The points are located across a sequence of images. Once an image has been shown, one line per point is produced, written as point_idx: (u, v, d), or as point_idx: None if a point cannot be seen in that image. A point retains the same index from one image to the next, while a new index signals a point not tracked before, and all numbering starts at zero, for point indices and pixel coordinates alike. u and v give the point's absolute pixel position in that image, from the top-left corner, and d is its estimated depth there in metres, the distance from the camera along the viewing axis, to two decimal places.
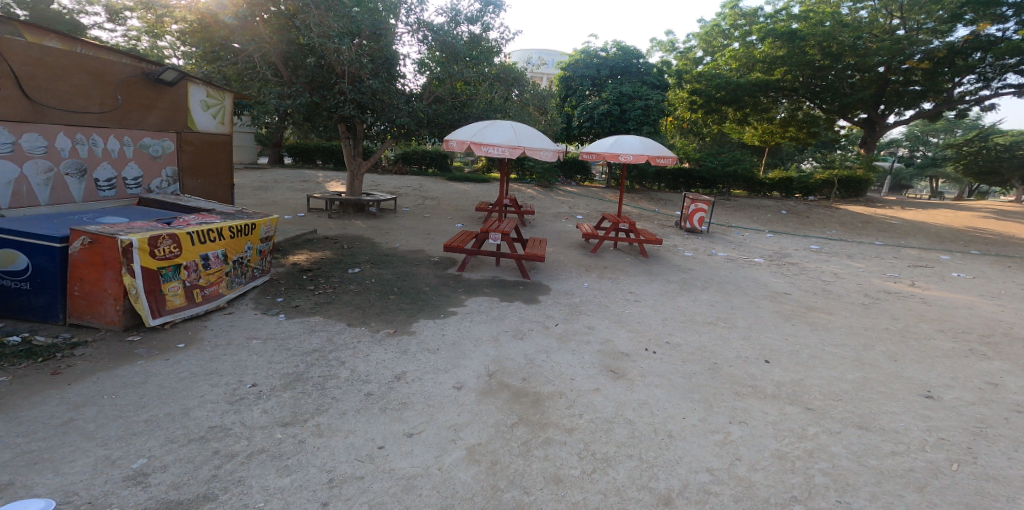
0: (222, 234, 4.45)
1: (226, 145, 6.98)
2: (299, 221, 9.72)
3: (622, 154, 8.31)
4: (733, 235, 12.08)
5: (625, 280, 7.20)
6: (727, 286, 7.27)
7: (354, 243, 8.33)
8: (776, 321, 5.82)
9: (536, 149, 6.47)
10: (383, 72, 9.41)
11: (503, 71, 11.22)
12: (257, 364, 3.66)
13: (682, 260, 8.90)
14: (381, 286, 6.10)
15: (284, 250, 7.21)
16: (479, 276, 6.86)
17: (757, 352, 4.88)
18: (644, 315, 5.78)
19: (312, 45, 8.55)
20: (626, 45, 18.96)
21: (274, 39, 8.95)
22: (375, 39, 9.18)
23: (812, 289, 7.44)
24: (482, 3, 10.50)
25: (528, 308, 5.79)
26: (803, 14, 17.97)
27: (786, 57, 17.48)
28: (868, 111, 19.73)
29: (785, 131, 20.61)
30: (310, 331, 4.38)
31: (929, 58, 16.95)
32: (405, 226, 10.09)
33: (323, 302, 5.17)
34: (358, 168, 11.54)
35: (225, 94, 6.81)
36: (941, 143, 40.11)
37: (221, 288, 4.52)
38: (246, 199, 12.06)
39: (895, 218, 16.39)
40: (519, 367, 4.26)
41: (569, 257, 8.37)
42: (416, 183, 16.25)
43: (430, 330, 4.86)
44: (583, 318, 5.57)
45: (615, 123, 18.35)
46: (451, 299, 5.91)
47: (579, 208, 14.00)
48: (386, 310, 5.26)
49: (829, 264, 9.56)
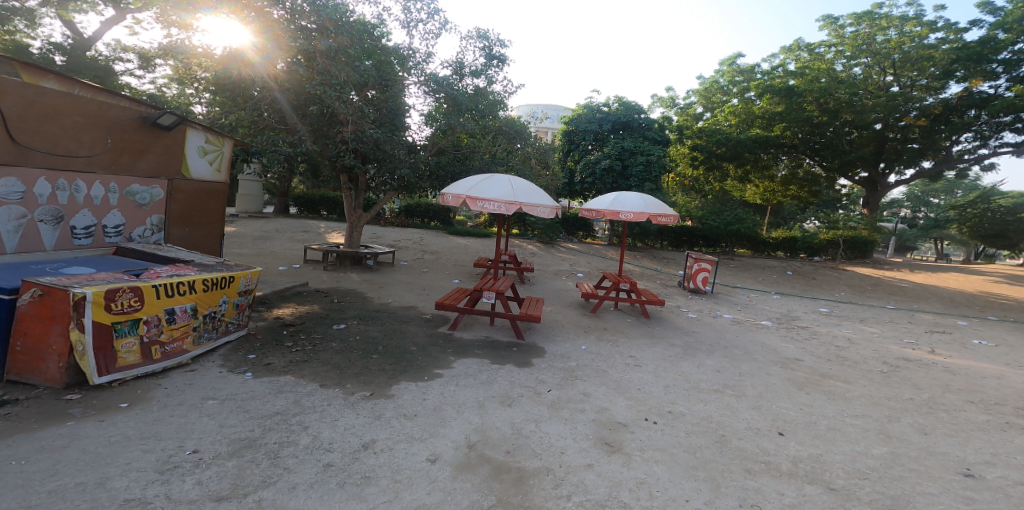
0: (193, 287, 4.26)
1: (219, 193, 7.00)
2: (293, 273, 9.59)
3: (622, 211, 8.21)
4: (738, 296, 11.76)
5: (625, 343, 6.83)
6: (734, 350, 6.87)
7: (346, 297, 8.11)
8: (789, 389, 5.37)
9: (533, 205, 6.37)
10: (388, 122, 10.05)
11: (507, 125, 11.72)
12: (206, 427, 3.38)
13: (686, 322, 8.54)
14: (365, 344, 5.78)
15: (270, 303, 7.01)
16: (471, 335, 6.55)
17: (770, 424, 4.43)
18: (645, 382, 5.36)
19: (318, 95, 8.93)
20: (627, 101, 19.60)
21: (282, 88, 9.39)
22: (383, 89, 9.91)
23: (826, 355, 7.01)
24: (487, 56, 10.96)
25: (518, 371, 5.43)
26: (800, 70, 18.73)
27: (785, 113, 18.02)
28: (868, 168, 20.00)
29: (787, 190, 20.95)
30: (276, 392, 4.07)
31: (925, 115, 17.50)
32: (401, 281, 9.94)
33: (299, 360, 4.88)
34: (358, 220, 11.58)
35: (224, 142, 6.92)
36: (943, 204, 40.43)
37: (185, 345, 4.27)
38: (244, 249, 12.03)
39: (904, 281, 16.05)
40: (502, 437, 3.87)
41: (567, 317, 8.07)
42: (417, 236, 16.31)
43: (409, 394, 4.51)
44: (577, 383, 5.20)
45: (616, 179, 18.65)
46: (437, 359, 5.58)
47: (580, 266, 13.88)
48: (366, 371, 4.94)
49: (841, 328, 9.15)
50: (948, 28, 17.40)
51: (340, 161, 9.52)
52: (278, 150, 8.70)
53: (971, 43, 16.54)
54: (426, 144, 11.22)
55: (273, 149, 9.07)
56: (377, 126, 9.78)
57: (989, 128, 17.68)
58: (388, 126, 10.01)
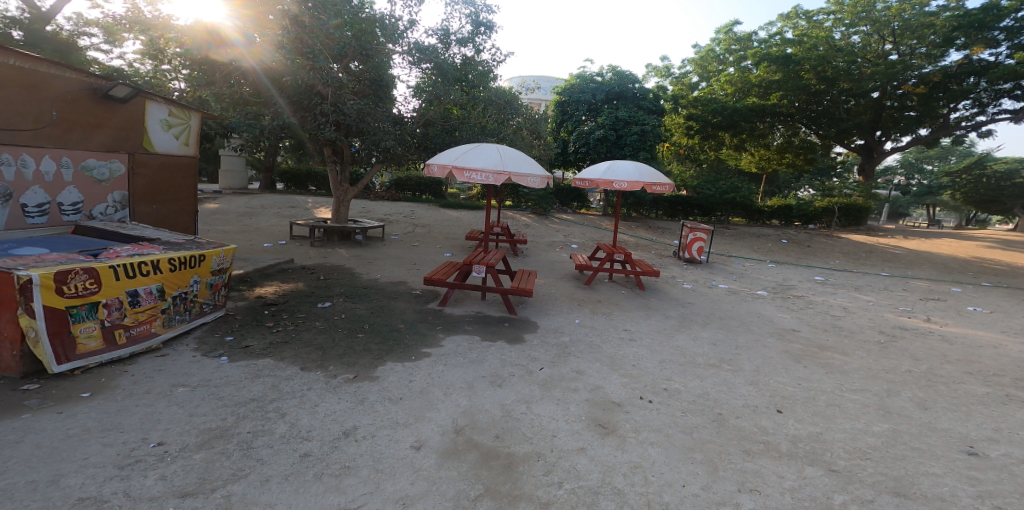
0: (158, 267, 4.00)
1: (189, 168, 6.57)
2: (278, 249, 9.28)
3: (616, 181, 7.92)
4: (733, 265, 11.61)
5: (620, 317, 6.67)
6: (730, 322, 6.73)
7: (332, 273, 7.85)
8: (786, 363, 5.25)
9: (522, 175, 6.06)
10: (371, 93, 9.58)
11: (496, 95, 11.29)
12: (174, 417, 3.19)
13: (681, 293, 8.38)
14: (350, 322, 5.56)
15: (252, 281, 6.74)
16: (462, 311, 6.33)
17: (768, 401, 4.30)
18: (640, 358, 5.21)
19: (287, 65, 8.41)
20: (621, 70, 18.97)
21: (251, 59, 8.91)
22: (364, 59, 9.34)
23: (822, 325, 6.89)
24: (473, 24, 10.36)
25: (510, 348, 5.25)
26: (798, 37, 18.03)
27: (783, 81, 17.42)
28: (865, 136, 19.63)
29: (782, 158, 20.61)
30: (252, 377, 3.86)
31: (924, 83, 16.99)
32: (391, 255, 9.67)
33: (279, 342, 4.65)
34: (344, 195, 11.15)
35: (190, 114, 6.45)
36: (935, 170, 40.31)
37: (154, 328, 4.04)
38: (228, 226, 11.66)
39: (898, 248, 15.97)
40: (492, 420, 3.71)
41: (560, 290, 7.88)
42: (408, 209, 15.93)
43: (396, 376, 4.32)
44: (570, 360, 5.03)
45: (611, 148, 18.17)
46: (427, 337, 5.38)
47: (574, 237, 13.63)
48: (351, 351, 4.74)
49: (836, 296, 9.04)
50: None
51: (318, 135, 8.98)
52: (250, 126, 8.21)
53: (973, 11, 15.94)
54: (415, 117, 10.73)
55: (246, 122, 8.66)
56: (358, 97, 9.41)
57: (987, 95, 17.24)
58: (370, 98, 9.56)
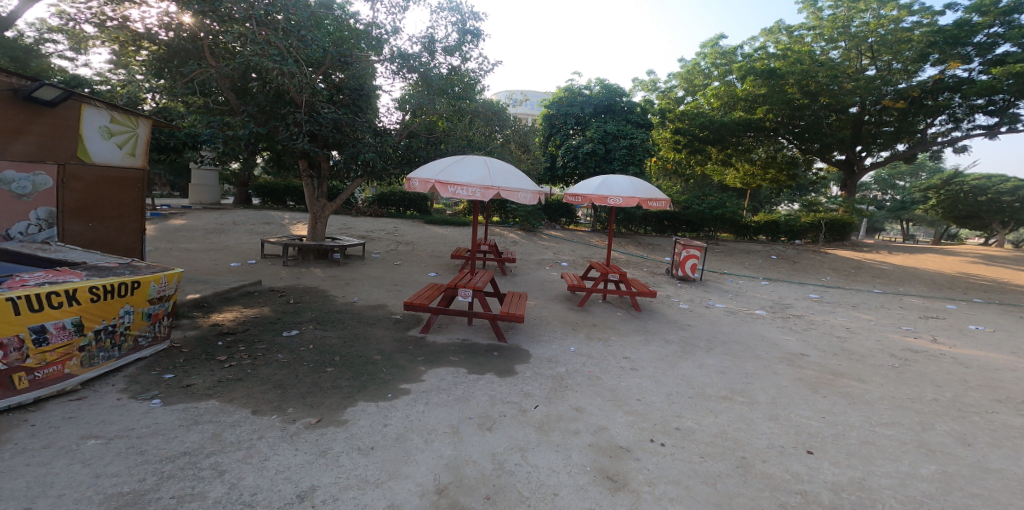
0: (74, 298, 3.36)
1: (136, 182, 5.58)
2: (247, 270, 8.57)
3: (610, 196, 7.50)
4: (727, 283, 11.28)
5: (617, 342, 6.17)
6: (734, 346, 6.28)
7: (304, 296, 7.19)
8: (803, 393, 4.79)
9: (513, 189, 5.58)
10: (352, 104, 9.08)
11: (484, 107, 10.98)
12: (76, 479, 2.54)
13: (679, 315, 7.93)
14: (319, 354, 4.94)
15: (209, 307, 6.06)
16: (446, 339, 5.74)
17: (793, 440, 3.81)
18: (645, 391, 4.71)
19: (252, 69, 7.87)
20: (609, 84, 18.87)
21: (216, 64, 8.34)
22: (343, 67, 8.91)
23: (828, 347, 6.48)
24: (459, 32, 9.97)
25: (499, 382, 4.68)
26: (781, 52, 18.26)
27: (769, 95, 17.55)
28: (846, 151, 19.80)
29: (766, 173, 20.74)
30: (189, 425, 3.21)
31: (902, 98, 17.32)
32: (372, 276, 9.05)
33: (229, 379, 4.01)
34: (321, 211, 10.41)
35: (137, 121, 5.54)
36: (908, 186, 41.41)
37: (68, 369, 3.39)
38: (194, 244, 10.90)
39: (885, 263, 15.92)
40: (481, 475, 3.13)
41: (553, 313, 7.36)
42: (391, 226, 15.32)
43: (368, 419, 3.72)
44: (567, 395, 4.49)
45: (600, 163, 17.94)
46: (405, 370, 4.79)
47: (564, 254, 13.20)
48: (316, 388, 4.12)
49: (835, 315, 8.68)
50: (924, 11, 17.12)
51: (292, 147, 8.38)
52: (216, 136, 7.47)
53: (948, 27, 16.18)
54: (399, 128, 10.33)
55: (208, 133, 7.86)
56: (336, 107, 8.88)
57: (962, 111, 17.57)
58: (350, 108, 9.04)
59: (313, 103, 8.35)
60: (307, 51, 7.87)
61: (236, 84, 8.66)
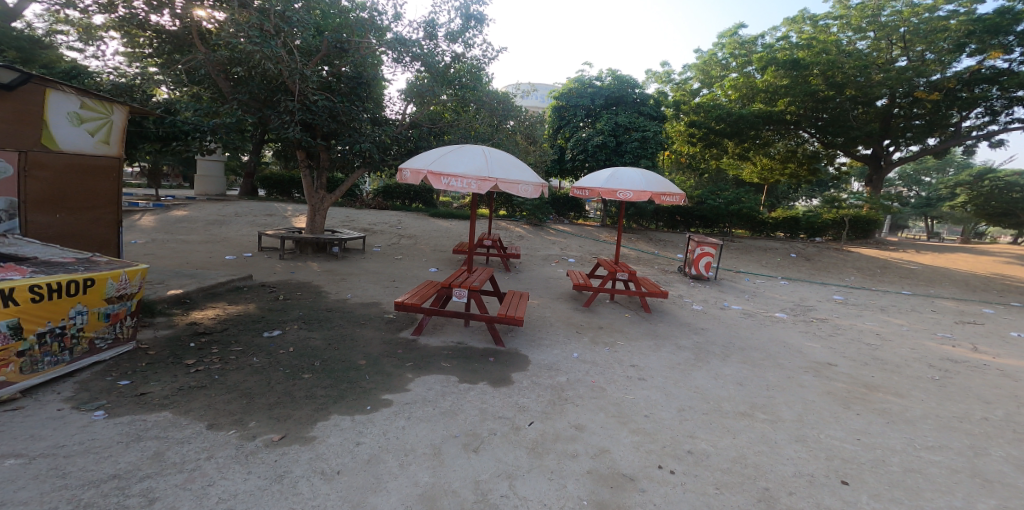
0: (12, 298, 3.04)
1: (111, 171, 5.23)
2: (240, 264, 8.26)
3: (620, 190, 6.97)
4: (744, 283, 10.69)
5: (625, 348, 5.69)
6: (753, 353, 5.77)
7: (294, 293, 6.83)
8: (833, 409, 4.26)
9: (512, 182, 5.09)
10: (350, 92, 8.65)
11: (489, 96, 10.47)
12: None
13: (692, 317, 7.41)
14: (298, 358, 4.56)
15: (190, 303, 5.76)
16: (439, 342, 5.31)
17: (824, 466, 3.33)
18: (654, 405, 4.24)
19: (240, 56, 7.53)
20: (620, 75, 18.19)
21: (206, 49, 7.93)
22: (341, 53, 8.51)
23: (857, 356, 5.90)
24: (463, 17, 9.48)
25: (491, 393, 4.26)
26: (805, 42, 17.39)
27: (791, 86, 16.72)
28: (872, 145, 18.85)
29: (785, 168, 19.95)
30: (128, 441, 2.90)
31: (937, 90, 16.20)
32: (369, 271, 8.68)
33: (191, 387, 3.67)
34: (320, 203, 9.93)
35: (111, 107, 5.19)
36: (933, 182, 39.89)
37: (6, 375, 3.09)
38: (191, 236, 10.64)
39: (912, 262, 15.07)
40: (458, 507, 2.71)
41: (556, 314, 6.91)
42: (395, 219, 14.95)
43: (339, 435, 3.33)
44: (567, 409, 4.05)
45: (610, 156, 17.31)
46: (390, 377, 4.38)
47: (572, 250, 12.71)
48: (287, 398, 3.75)
49: (862, 319, 8.05)
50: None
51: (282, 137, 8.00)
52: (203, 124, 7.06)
53: (987, 15, 15.31)
54: (402, 118, 9.93)
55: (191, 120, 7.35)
56: (332, 96, 8.46)
57: (999, 103, 16.57)
58: (348, 97, 8.64)
59: (307, 91, 7.95)
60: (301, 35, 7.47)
61: (224, 69, 8.18)
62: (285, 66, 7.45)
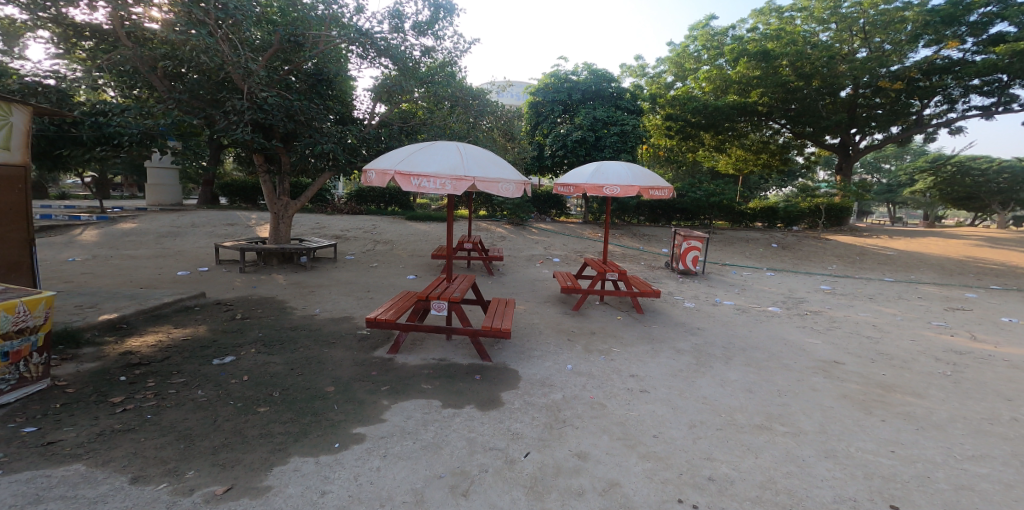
0: None
1: (15, 181, 4.48)
2: (194, 280, 7.49)
3: (606, 185, 6.52)
4: (732, 276, 10.45)
5: (621, 355, 5.27)
6: (756, 354, 5.43)
7: (254, 310, 6.17)
8: (855, 416, 3.91)
9: (491, 180, 4.57)
10: (310, 90, 8.17)
11: (463, 91, 9.92)
12: None
13: (686, 316, 7.06)
14: (255, 387, 3.94)
15: (129, 329, 5.05)
16: (419, 360, 4.76)
17: (865, 488, 2.94)
18: (664, 423, 3.80)
19: (176, 53, 6.92)
20: (597, 68, 17.92)
21: (132, 45, 7.09)
22: (295, 46, 7.80)
23: (862, 351, 5.62)
24: (432, 8, 8.90)
25: (480, 418, 3.74)
26: (773, 32, 17.41)
27: (763, 78, 16.72)
28: (840, 135, 19.05)
29: (758, 158, 20.09)
30: (22, 507, 2.30)
31: (899, 80, 16.49)
32: (341, 281, 8.05)
33: (115, 431, 3.02)
34: (283, 211, 9.17)
35: (10, 108, 4.43)
36: (895, 168, 41.17)
37: None
38: (142, 251, 9.77)
39: (890, 248, 15.20)
40: None
41: (545, 319, 6.45)
42: (369, 223, 14.24)
43: (301, 484, 2.76)
44: (567, 434, 3.58)
45: (589, 151, 16.97)
46: (362, 406, 3.81)
47: (555, 249, 12.30)
48: (237, 437, 3.14)
49: (856, 310, 7.83)
50: None
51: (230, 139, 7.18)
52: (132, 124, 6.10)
53: (942, 6, 15.55)
54: (371, 118, 9.30)
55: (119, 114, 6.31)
56: (288, 93, 7.78)
57: (957, 92, 16.91)
58: (310, 95, 8.10)
59: (256, 88, 7.19)
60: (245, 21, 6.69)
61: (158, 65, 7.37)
62: (230, 57, 6.70)
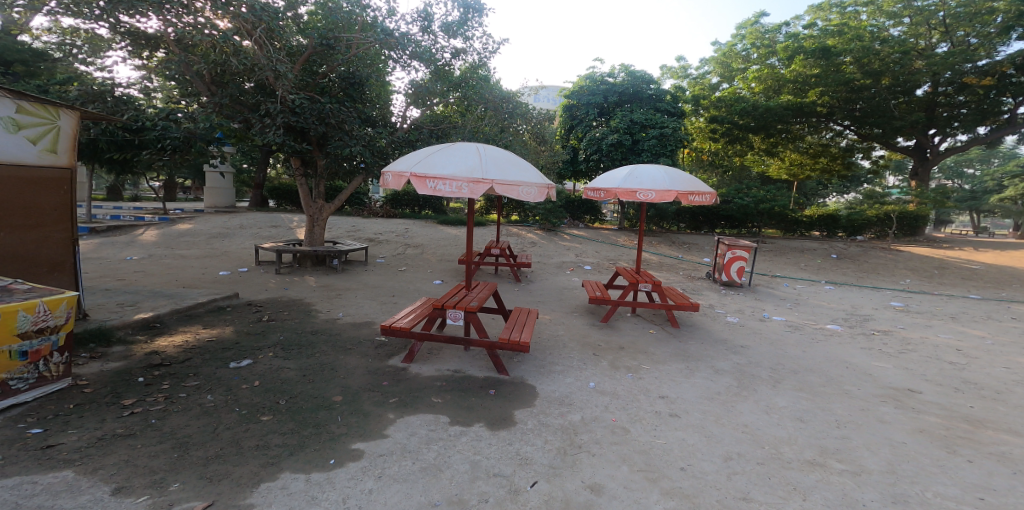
0: None
1: (59, 183, 4.68)
2: (232, 281, 7.71)
3: (640, 189, 6.11)
4: (783, 289, 9.62)
5: (652, 373, 4.84)
6: (810, 377, 4.84)
7: (281, 312, 6.21)
8: (933, 455, 3.33)
9: (511, 183, 4.32)
10: (344, 93, 8.42)
11: (493, 93, 9.76)
12: None
13: (728, 332, 6.49)
14: (263, 394, 3.89)
15: (161, 327, 5.19)
16: (433, 371, 4.57)
17: None
18: (696, 453, 3.38)
19: (217, 61, 7.34)
20: (634, 70, 17.33)
21: (179, 52, 7.46)
22: (326, 49, 8.02)
23: (941, 379, 4.88)
24: (461, 8, 8.84)
25: (488, 438, 3.47)
26: (834, 27, 16.08)
27: (823, 76, 15.39)
28: (915, 136, 17.29)
29: (816, 162, 18.66)
30: None
31: (990, 74, 14.70)
32: (370, 284, 8.04)
33: (114, 437, 3.08)
34: (318, 214, 9.33)
35: (58, 112, 4.60)
36: (977, 174, 37.20)
37: None
38: (191, 251, 10.24)
39: (974, 261, 13.56)
40: None
41: (571, 331, 6.09)
42: (403, 227, 14.35)
43: (288, 503, 2.61)
44: (583, 461, 3.25)
45: (627, 155, 16.39)
46: (367, 418, 3.65)
47: (588, 256, 11.87)
48: (232, 449, 3.10)
49: (933, 331, 6.90)
50: None
51: (263, 141, 7.36)
52: (173, 127, 6.37)
53: None
54: (405, 121, 9.34)
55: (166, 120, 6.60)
56: (319, 97, 7.96)
57: None
58: (341, 98, 8.32)
59: (287, 90, 7.41)
60: (274, 22, 7.09)
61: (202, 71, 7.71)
62: (262, 59, 7.10)
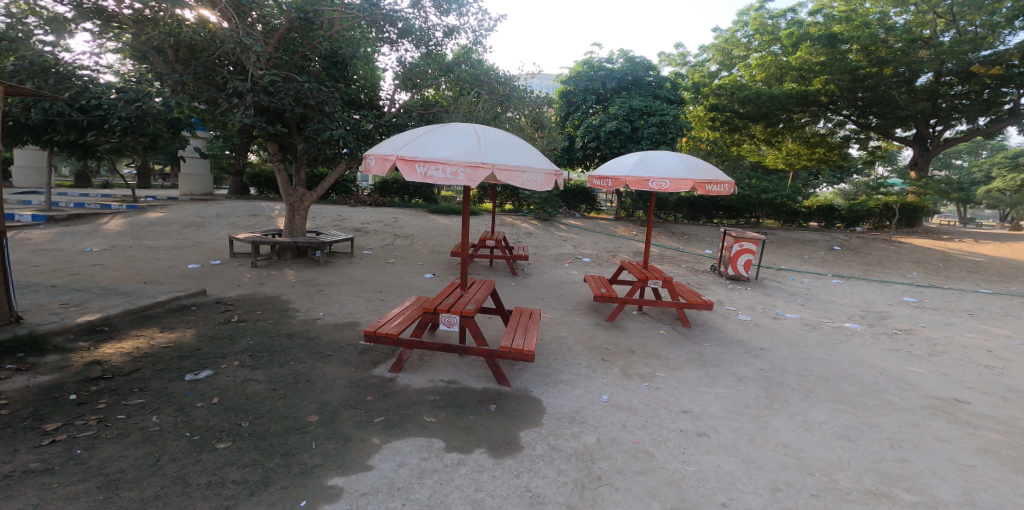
0: None
1: None
2: (201, 275, 7.03)
3: (653, 178, 5.54)
4: (791, 283, 9.19)
5: (670, 383, 4.32)
6: (845, 385, 4.37)
7: (253, 311, 5.58)
8: (1011, 482, 2.86)
9: (513, 168, 3.71)
10: (326, 74, 7.66)
11: (491, 76, 9.11)
12: None
13: (744, 332, 6.01)
14: (222, 414, 3.29)
15: (110, 331, 4.55)
16: (424, 383, 3.99)
17: None
18: (738, 484, 2.86)
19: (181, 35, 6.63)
20: (633, 56, 16.73)
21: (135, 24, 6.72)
22: (304, 23, 7.23)
23: (986, 386, 4.44)
24: None
25: (491, 469, 2.91)
26: (840, 14, 15.57)
27: (829, 64, 14.90)
28: (916, 126, 16.97)
29: (812, 153, 18.34)
30: None
31: (997, 63, 14.34)
32: (355, 279, 7.41)
33: (25, 474, 2.52)
34: (298, 202, 8.62)
35: None
36: (965, 165, 37.36)
37: None
38: (160, 242, 9.47)
39: (976, 254, 13.30)
40: None
41: (575, 333, 5.55)
42: (391, 216, 13.68)
43: None
44: (606, 497, 2.72)
45: (625, 143, 15.82)
46: (347, 444, 3.06)
47: (586, 248, 11.33)
48: (175, 488, 2.53)
49: (958, 329, 6.49)
50: None
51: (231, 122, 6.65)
52: (121, 106, 5.68)
53: None
54: (394, 104, 8.65)
55: (120, 99, 5.90)
56: (296, 77, 7.23)
57: None
58: (322, 78, 7.56)
59: (258, 68, 6.68)
60: None
61: (164, 46, 6.97)
62: (227, 32, 6.53)
